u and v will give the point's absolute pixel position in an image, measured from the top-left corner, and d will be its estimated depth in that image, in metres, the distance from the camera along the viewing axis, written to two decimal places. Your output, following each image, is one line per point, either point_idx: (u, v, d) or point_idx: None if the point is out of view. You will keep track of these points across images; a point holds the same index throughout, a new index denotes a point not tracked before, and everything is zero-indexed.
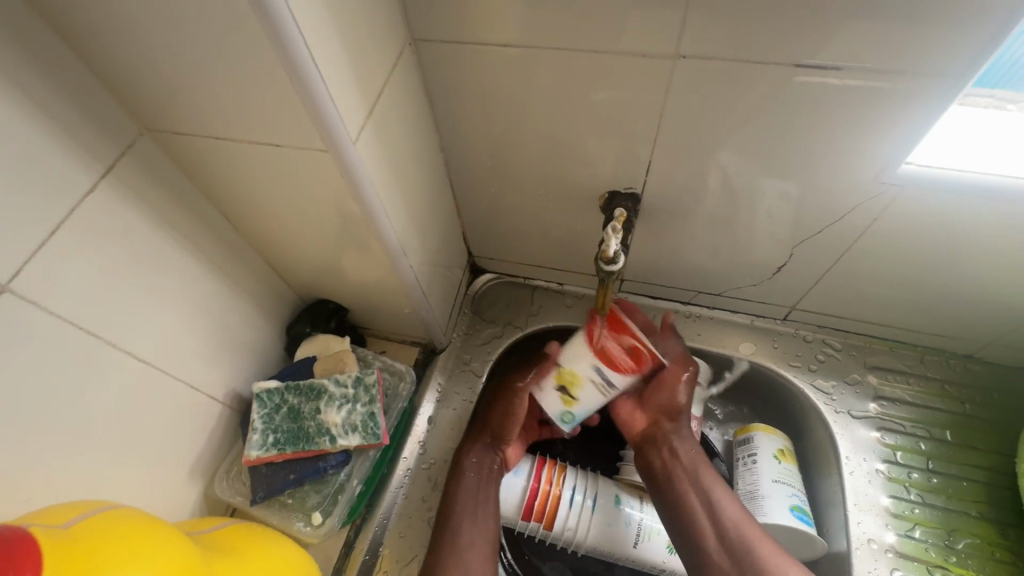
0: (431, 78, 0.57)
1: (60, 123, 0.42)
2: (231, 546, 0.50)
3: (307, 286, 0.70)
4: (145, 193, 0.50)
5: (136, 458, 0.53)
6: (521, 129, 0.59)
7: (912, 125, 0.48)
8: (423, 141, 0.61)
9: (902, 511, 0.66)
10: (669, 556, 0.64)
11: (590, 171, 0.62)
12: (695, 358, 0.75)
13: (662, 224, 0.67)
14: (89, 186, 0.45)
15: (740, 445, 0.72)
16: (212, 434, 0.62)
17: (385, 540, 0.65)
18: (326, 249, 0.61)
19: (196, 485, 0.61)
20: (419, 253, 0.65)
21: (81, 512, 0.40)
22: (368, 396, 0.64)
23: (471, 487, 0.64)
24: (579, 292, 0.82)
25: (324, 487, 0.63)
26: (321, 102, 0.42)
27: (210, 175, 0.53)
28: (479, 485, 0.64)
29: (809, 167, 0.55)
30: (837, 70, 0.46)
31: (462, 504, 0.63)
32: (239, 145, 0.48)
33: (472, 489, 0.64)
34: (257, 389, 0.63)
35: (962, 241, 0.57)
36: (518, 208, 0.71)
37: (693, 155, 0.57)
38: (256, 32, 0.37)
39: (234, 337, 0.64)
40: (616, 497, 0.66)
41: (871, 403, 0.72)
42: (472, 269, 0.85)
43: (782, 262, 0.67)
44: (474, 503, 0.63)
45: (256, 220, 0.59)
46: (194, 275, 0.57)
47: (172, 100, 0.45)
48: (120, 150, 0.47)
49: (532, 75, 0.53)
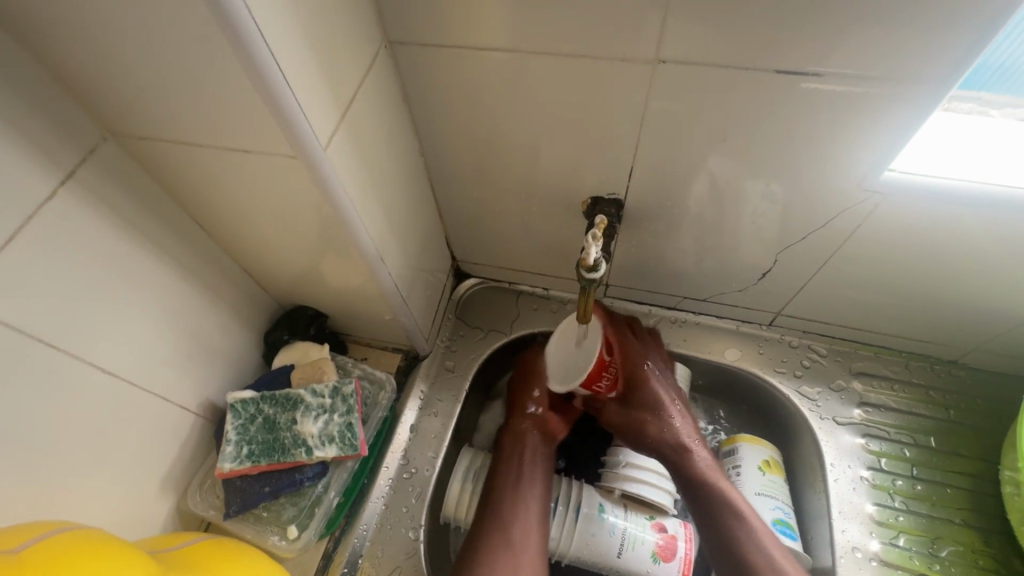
0: (409, 81, 0.56)
1: (13, 126, 0.41)
2: (196, 563, 0.49)
3: (285, 293, 0.69)
4: (109, 199, 0.48)
5: (102, 473, 0.52)
6: (502, 134, 0.58)
7: (895, 131, 0.48)
8: (401, 144, 0.59)
9: (887, 519, 0.65)
10: (653, 566, 0.63)
11: (573, 175, 0.61)
12: (676, 363, 0.75)
13: (645, 229, 0.66)
14: (48, 193, 0.43)
15: (725, 455, 0.72)
16: (185, 446, 0.61)
17: (365, 552, 0.64)
18: (303, 255, 0.59)
19: (169, 498, 0.59)
20: (398, 260, 0.63)
21: (37, 533, 0.38)
22: (346, 406, 0.63)
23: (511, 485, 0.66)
24: (564, 297, 0.81)
25: (300, 499, 0.61)
26: (290, 108, 0.40)
27: (181, 181, 0.52)
28: (516, 481, 0.66)
29: (793, 172, 0.54)
30: (818, 76, 0.45)
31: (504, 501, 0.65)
32: (207, 150, 0.47)
33: (510, 484, 0.66)
34: (232, 399, 0.61)
35: (946, 247, 0.56)
36: (501, 212, 0.70)
37: (675, 160, 0.56)
38: (218, 36, 0.36)
39: (208, 346, 0.62)
40: (600, 505, 0.65)
41: (856, 409, 0.72)
42: (456, 274, 0.84)
43: (767, 267, 0.67)
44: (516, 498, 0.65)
45: (230, 226, 0.57)
46: (164, 282, 0.55)
47: (134, 103, 0.43)
48: (81, 155, 0.46)
49: (512, 79, 0.52)
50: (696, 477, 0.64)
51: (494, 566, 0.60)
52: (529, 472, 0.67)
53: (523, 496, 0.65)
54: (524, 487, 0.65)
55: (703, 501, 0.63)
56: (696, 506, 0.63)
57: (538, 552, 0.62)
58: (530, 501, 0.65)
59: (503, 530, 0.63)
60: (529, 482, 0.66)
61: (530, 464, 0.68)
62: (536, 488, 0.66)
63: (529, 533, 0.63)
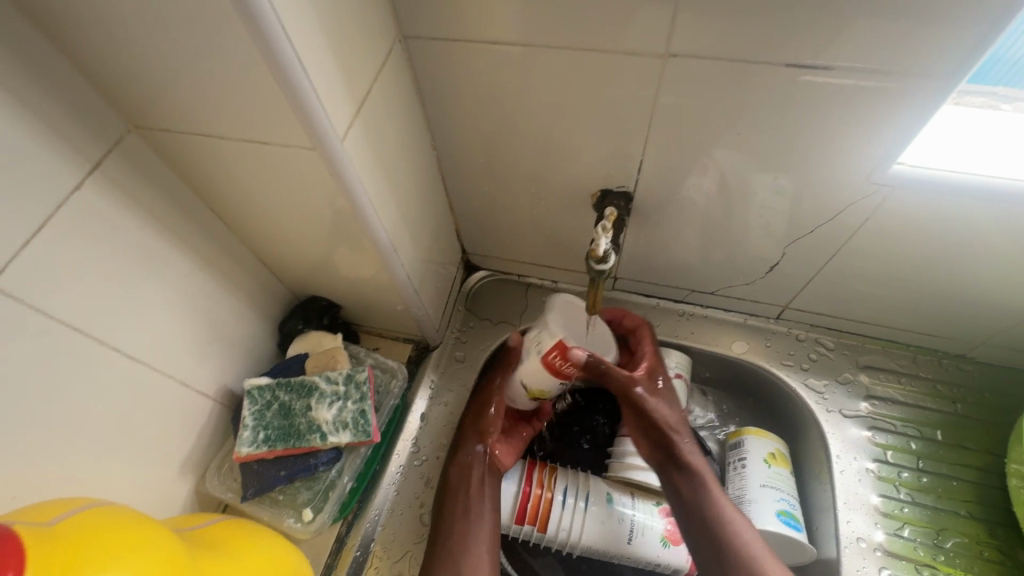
0: (422, 75, 0.57)
1: (43, 118, 0.42)
2: (222, 542, 0.51)
3: (299, 283, 0.70)
4: (132, 189, 0.50)
5: (125, 455, 0.53)
6: (513, 127, 0.59)
7: (904, 125, 0.48)
8: (414, 138, 0.60)
9: (892, 510, 0.66)
10: (664, 550, 0.64)
11: (583, 168, 0.62)
12: (678, 352, 0.76)
13: (654, 222, 0.67)
14: (76, 183, 0.45)
15: (732, 448, 0.73)
16: (204, 431, 0.63)
17: (377, 537, 0.66)
18: (317, 246, 0.61)
19: (188, 481, 0.61)
20: (410, 251, 0.64)
21: (69, 509, 0.40)
22: (359, 393, 0.65)
23: (459, 502, 0.64)
24: (573, 289, 0.82)
25: (314, 483, 0.63)
26: (308, 101, 0.42)
27: (201, 173, 0.53)
28: (463, 499, 0.64)
29: (802, 165, 0.54)
30: (828, 69, 0.46)
31: (451, 517, 0.63)
32: (226, 142, 0.48)
33: (457, 502, 0.64)
34: (249, 385, 0.63)
35: (956, 242, 0.56)
36: (511, 205, 0.70)
37: (685, 153, 0.57)
38: (240, 31, 0.37)
39: (226, 334, 0.64)
40: (608, 496, 0.66)
41: (863, 402, 0.72)
42: (466, 266, 0.85)
43: (776, 260, 0.67)
44: (462, 515, 0.63)
45: (247, 217, 0.59)
46: (184, 271, 0.57)
47: (158, 96, 0.45)
48: (106, 147, 0.47)
49: (523, 73, 0.53)
50: (691, 472, 0.62)
51: None
52: (478, 484, 0.65)
53: (470, 516, 0.63)
54: (472, 513, 0.63)
55: (682, 493, 0.62)
56: (677, 501, 0.62)
57: (486, 570, 0.61)
58: (478, 519, 0.63)
59: (450, 542, 0.62)
60: (476, 508, 0.64)
61: (477, 482, 0.65)
62: (483, 513, 0.64)
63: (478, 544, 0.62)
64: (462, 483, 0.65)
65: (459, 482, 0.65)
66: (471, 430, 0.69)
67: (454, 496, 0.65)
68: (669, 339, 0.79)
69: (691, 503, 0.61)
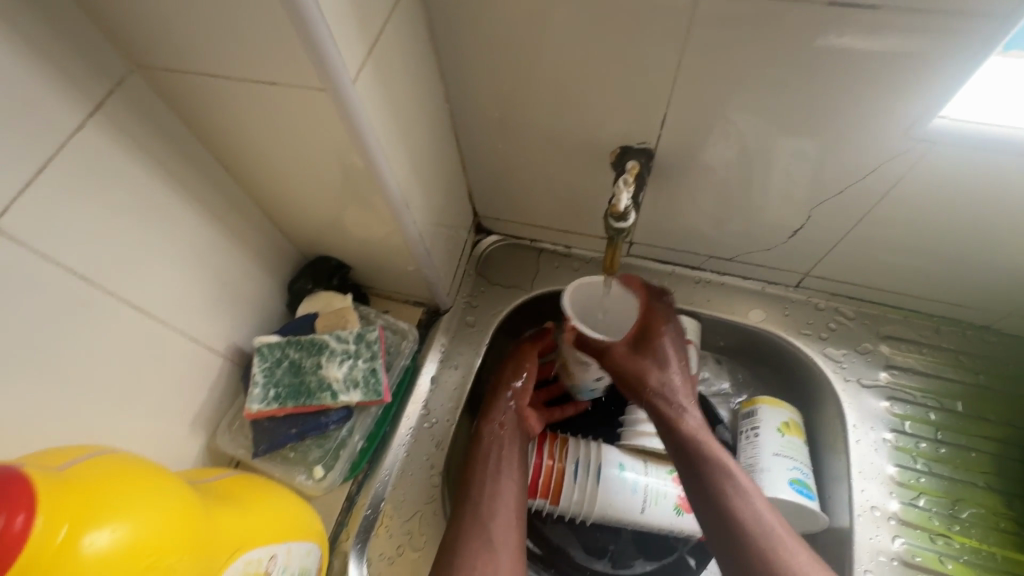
0: (436, 19, 0.54)
1: (42, 53, 0.40)
2: (235, 494, 0.51)
3: (308, 242, 0.69)
4: (137, 134, 0.48)
5: (137, 407, 0.53)
6: (530, 78, 0.56)
7: (949, 77, 0.45)
8: (427, 89, 0.58)
9: (908, 480, 0.65)
10: (677, 518, 0.65)
11: (602, 123, 0.59)
12: (690, 319, 0.74)
13: (675, 184, 0.64)
14: (78, 124, 0.43)
15: (745, 417, 0.72)
16: (214, 388, 0.62)
17: (387, 496, 0.66)
18: (326, 202, 0.59)
19: (198, 437, 0.61)
20: (422, 210, 0.63)
21: (81, 454, 0.40)
22: (370, 352, 0.64)
23: (492, 463, 0.65)
24: (586, 255, 0.80)
25: (325, 442, 0.62)
26: (318, 36, 0.39)
27: (206, 119, 0.51)
28: (496, 460, 0.65)
29: (833, 123, 0.51)
30: (873, 10, 0.42)
31: (483, 477, 0.63)
32: (233, 84, 0.46)
33: (490, 463, 0.65)
34: (258, 343, 0.62)
35: (993, 204, 0.54)
36: (525, 164, 0.68)
37: (712, 109, 0.54)
38: None
39: (234, 291, 0.63)
40: (620, 464, 0.66)
41: (882, 372, 0.71)
42: (478, 230, 0.83)
43: (798, 226, 0.65)
44: (495, 475, 0.64)
45: (255, 169, 0.57)
46: (191, 224, 0.55)
47: (160, 32, 0.42)
48: (108, 88, 0.45)
49: (542, 17, 0.50)
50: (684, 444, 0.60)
51: (467, 544, 0.59)
52: (507, 466, 0.64)
53: (502, 479, 0.63)
54: (502, 475, 0.63)
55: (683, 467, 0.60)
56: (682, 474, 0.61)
57: (516, 532, 0.61)
58: (509, 481, 0.63)
59: (482, 523, 0.60)
60: (507, 471, 0.64)
61: (509, 443, 0.66)
62: (513, 476, 0.64)
63: (506, 526, 0.61)
64: (493, 465, 0.64)
65: (492, 444, 0.66)
66: (502, 395, 0.70)
67: (485, 477, 0.63)
68: (684, 306, 0.77)
69: (690, 478, 0.59)
